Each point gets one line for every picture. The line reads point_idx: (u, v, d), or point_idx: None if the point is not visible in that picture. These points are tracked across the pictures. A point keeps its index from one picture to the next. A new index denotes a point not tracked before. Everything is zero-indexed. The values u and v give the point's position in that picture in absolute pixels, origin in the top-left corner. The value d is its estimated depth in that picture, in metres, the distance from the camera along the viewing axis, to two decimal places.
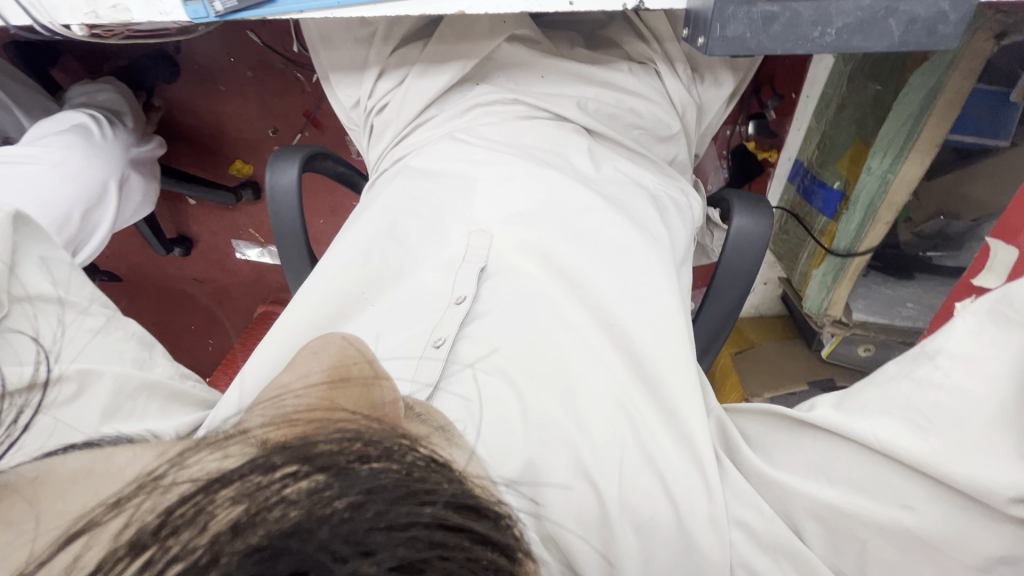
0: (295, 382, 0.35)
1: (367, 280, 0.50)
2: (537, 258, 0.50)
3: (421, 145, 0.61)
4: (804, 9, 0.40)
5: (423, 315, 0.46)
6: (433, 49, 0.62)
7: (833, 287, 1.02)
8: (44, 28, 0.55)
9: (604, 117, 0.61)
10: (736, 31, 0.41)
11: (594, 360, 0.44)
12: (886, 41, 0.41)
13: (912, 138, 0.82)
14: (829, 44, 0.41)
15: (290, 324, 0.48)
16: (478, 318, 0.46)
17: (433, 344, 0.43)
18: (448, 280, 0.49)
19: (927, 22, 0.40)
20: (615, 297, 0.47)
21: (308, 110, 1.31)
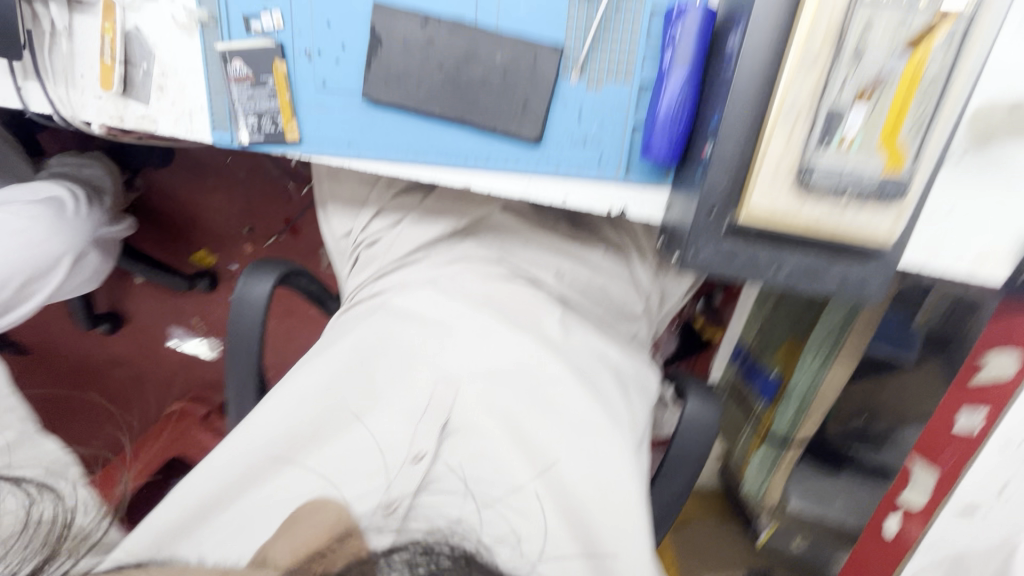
0: (279, 550, 0.48)
1: (325, 423, 0.51)
2: (502, 422, 0.50)
3: (403, 285, 0.61)
4: (762, 254, 0.47)
5: (377, 468, 0.49)
6: (432, 202, 0.69)
7: (769, 475, 1.09)
8: (63, 121, 0.57)
9: (578, 290, 0.66)
10: (707, 257, 0.48)
11: (552, 558, 0.47)
12: (828, 289, 0.48)
13: (838, 348, 0.93)
14: (780, 282, 0.48)
15: (250, 462, 0.50)
16: (434, 482, 0.49)
17: (384, 512, 0.48)
18: (406, 431, 0.50)
19: (857, 281, 0.48)
20: (577, 480, 0.49)
21: (289, 217, 1.34)
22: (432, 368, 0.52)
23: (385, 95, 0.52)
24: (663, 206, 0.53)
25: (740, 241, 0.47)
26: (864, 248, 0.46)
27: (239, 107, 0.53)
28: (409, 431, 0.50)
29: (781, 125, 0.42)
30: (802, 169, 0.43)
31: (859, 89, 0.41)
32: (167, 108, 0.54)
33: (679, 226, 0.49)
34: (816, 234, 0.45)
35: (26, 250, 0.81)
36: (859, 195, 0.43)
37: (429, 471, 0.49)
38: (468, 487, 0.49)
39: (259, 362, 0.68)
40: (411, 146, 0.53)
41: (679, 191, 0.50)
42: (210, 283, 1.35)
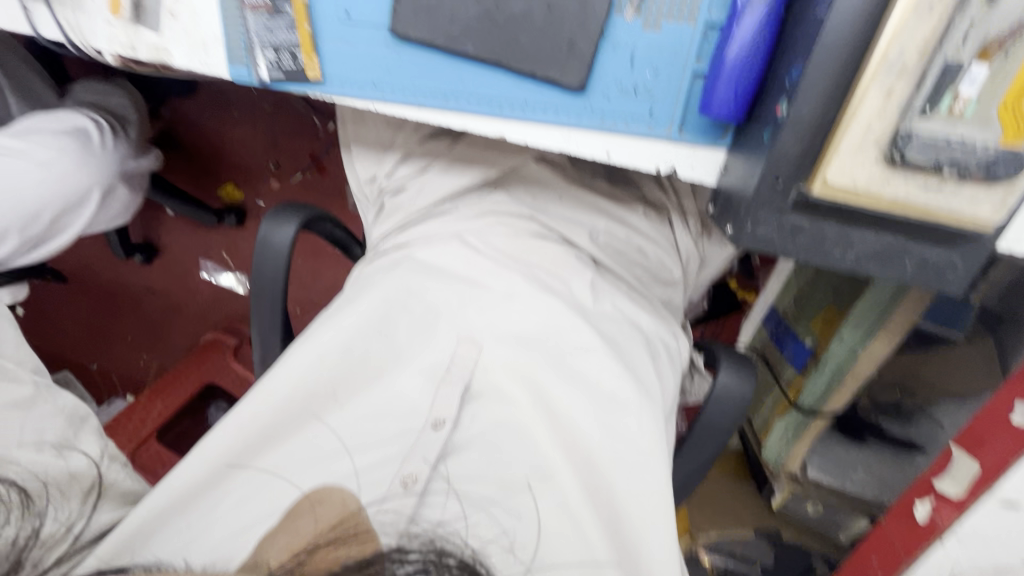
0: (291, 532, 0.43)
1: (342, 381, 0.47)
2: (527, 387, 0.48)
3: (428, 238, 0.58)
4: (830, 230, 0.42)
5: (397, 435, 0.46)
6: (460, 150, 0.64)
7: (793, 442, 1.06)
8: (74, 48, 0.54)
9: (612, 252, 0.62)
10: (764, 232, 0.43)
11: (573, 537, 0.44)
12: (898, 275, 0.43)
13: (881, 323, 0.87)
14: (846, 264, 0.43)
15: (259, 419, 0.46)
16: (455, 452, 0.46)
17: (401, 485, 0.43)
18: (428, 394, 0.47)
19: (938, 267, 0.42)
20: (603, 455, 0.46)
21: (315, 154, 1.31)
22: (457, 326, 0.50)
23: (414, 30, 0.47)
24: (718, 169, 0.48)
25: (805, 215, 0.42)
26: (952, 230, 0.40)
27: (256, 39, 0.49)
28: (432, 394, 0.47)
29: (881, 80, 0.35)
30: (898, 136, 0.37)
31: (988, 41, 0.34)
32: (180, 37, 0.50)
33: (736, 192, 0.45)
34: (898, 211, 0.40)
35: (55, 183, 0.81)
36: (960, 172, 0.37)
37: (448, 438, 0.45)
38: (489, 457, 0.45)
39: (284, 308, 0.67)
40: (441, 89, 0.48)
41: (738, 154, 0.45)
42: (236, 219, 1.34)
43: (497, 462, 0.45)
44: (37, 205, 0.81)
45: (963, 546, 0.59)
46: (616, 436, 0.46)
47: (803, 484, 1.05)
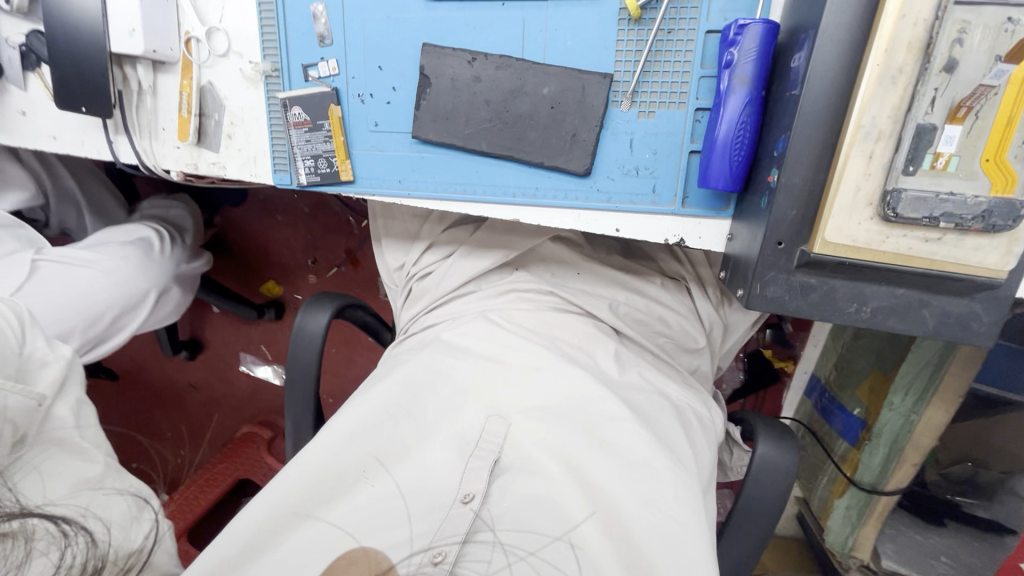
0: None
1: (370, 456, 0.47)
2: (560, 459, 0.46)
3: (455, 319, 0.61)
4: (840, 288, 0.43)
5: (427, 511, 0.44)
6: (481, 235, 0.68)
7: (857, 525, 0.96)
8: (147, 169, 0.62)
9: (633, 323, 0.63)
10: (775, 293, 0.44)
11: None
12: (921, 328, 0.43)
13: (934, 385, 0.82)
14: (864, 320, 0.44)
15: (285, 496, 0.45)
16: (486, 527, 0.43)
17: (431, 561, 0.41)
18: (457, 468, 0.46)
19: (960, 319, 0.42)
20: (645, 529, 0.43)
21: (350, 249, 1.40)
22: (485, 400, 0.51)
23: (434, 133, 0.52)
24: (725, 237, 0.50)
25: (813, 275, 0.43)
26: (966, 281, 0.40)
27: (298, 151, 0.56)
28: (459, 468, 0.46)
29: (859, 146, 0.38)
30: (887, 195, 0.38)
31: (955, 105, 0.36)
32: (235, 154, 0.58)
33: (743, 257, 0.46)
34: (905, 264, 0.40)
35: (119, 286, 0.90)
36: (957, 224, 0.38)
37: (478, 514, 0.43)
38: (521, 533, 0.43)
39: (316, 392, 0.69)
40: (460, 182, 0.53)
41: (740, 221, 0.47)
42: (276, 313, 1.45)
43: (530, 538, 0.43)
44: (99, 309, 0.88)
45: None
46: (655, 508, 0.44)
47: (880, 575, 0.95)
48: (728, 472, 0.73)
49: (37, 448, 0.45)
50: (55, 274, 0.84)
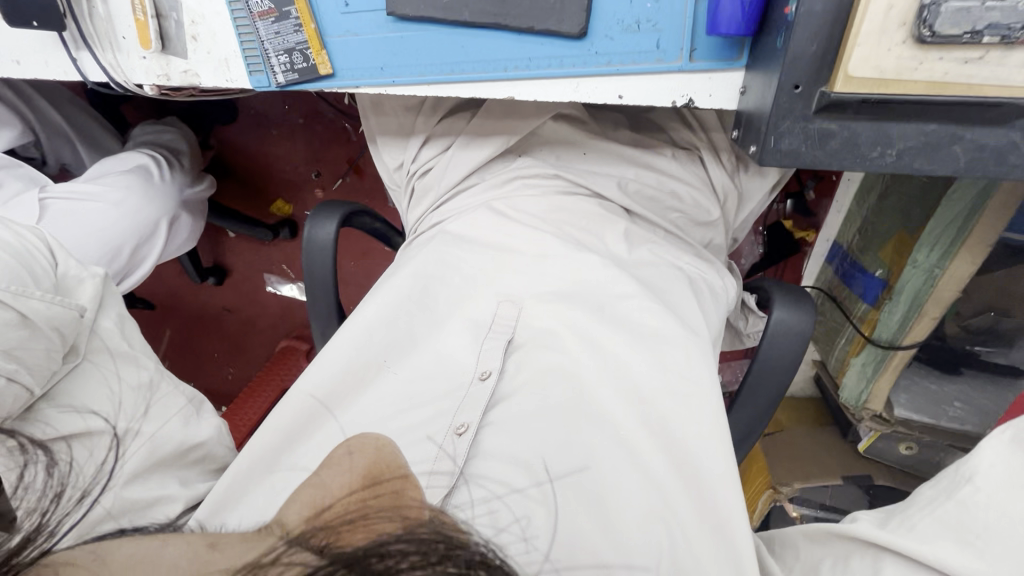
0: (334, 485, 0.39)
1: (390, 347, 0.49)
2: (575, 333, 0.48)
3: (459, 212, 0.62)
4: (864, 130, 0.39)
5: (447, 391, 0.46)
6: (479, 123, 0.65)
7: (874, 378, 0.98)
8: (119, 87, 0.59)
9: (643, 199, 0.61)
10: (790, 144, 0.41)
11: (629, 466, 0.42)
12: (952, 166, 0.40)
13: (961, 237, 0.80)
14: (888, 164, 0.40)
15: (314, 390, 0.48)
16: (502, 400, 0.45)
17: (455, 432, 0.43)
18: (473, 350, 0.48)
19: (996, 151, 0.39)
20: (655, 389, 0.45)
21: (351, 158, 1.36)
22: (497, 288, 0.52)
23: (410, 7, 0.47)
24: (739, 90, 0.46)
25: (835, 116, 0.39)
26: (1004, 105, 0.37)
27: (269, 47, 0.52)
28: (476, 350, 0.48)
29: None
30: (923, 9, 0.34)
31: None
32: (204, 58, 0.54)
33: (756, 112, 0.42)
34: (937, 93, 0.37)
35: (131, 217, 0.90)
36: (1003, 36, 0.34)
37: (496, 387, 0.46)
38: (537, 402, 0.44)
39: (338, 300, 0.72)
40: (445, 61, 0.49)
41: (754, 71, 0.43)
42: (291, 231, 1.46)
43: (546, 405, 0.44)
44: (119, 241, 0.89)
45: None
46: (666, 370, 0.46)
47: (894, 425, 0.99)
48: (743, 337, 0.75)
49: (90, 357, 0.50)
50: (66, 211, 0.85)
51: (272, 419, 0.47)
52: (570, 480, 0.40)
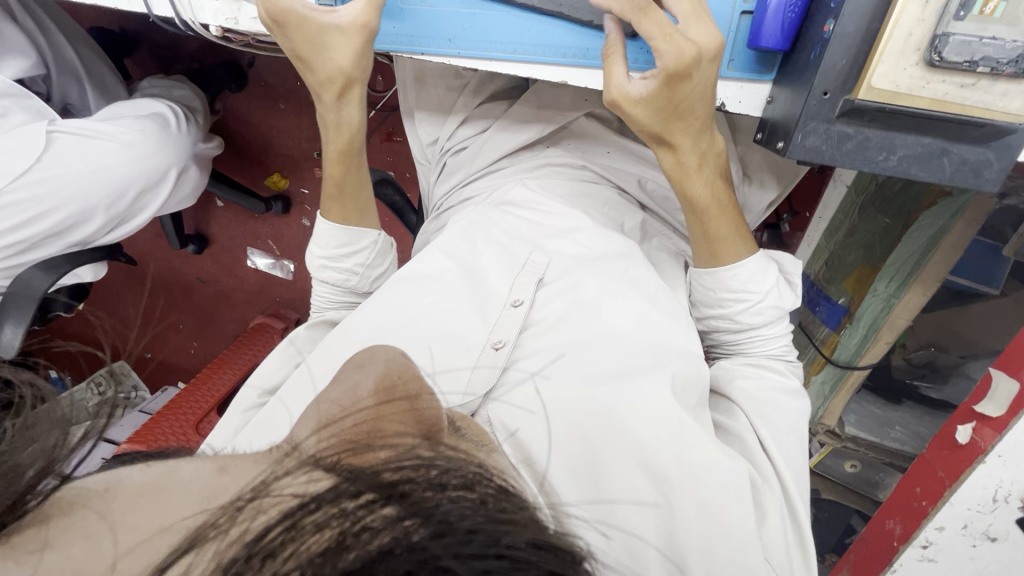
0: (342, 399, 0.33)
1: (433, 277, 0.54)
2: (601, 283, 0.53)
3: (494, 188, 0.68)
4: (874, 137, 0.48)
5: (481, 314, 0.52)
6: (517, 110, 0.70)
7: (830, 395, 1.08)
8: (182, 23, 0.60)
9: (659, 198, 0.68)
10: (814, 142, 0.48)
11: (654, 388, 0.46)
12: (938, 175, 0.49)
13: (920, 265, 0.89)
14: (890, 167, 0.49)
15: (360, 317, 0.53)
16: (532, 326, 0.52)
17: (493, 346, 0.50)
18: (507, 282, 0.54)
19: (974, 166, 0.48)
20: (671, 334, 0.51)
21: None
22: (531, 243, 0.58)
23: None
24: (764, 100, 0.54)
25: (852, 121, 0.47)
26: (987, 126, 0.45)
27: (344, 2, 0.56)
28: (509, 280, 0.54)
29: None
30: (934, 39, 0.41)
31: None
32: None
33: (782, 118, 0.50)
34: (937, 110, 0.45)
35: (142, 160, 0.90)
36: (992, 68, 0.42)
37: (527, 314, 0.52)
38: (566, 335, 0.50)
39: None
40: (510, 40, 0.55)
41: (783, 85, 0.51)
42: (283, 207, 1.45)
43: (571, 338, 0.50)
44: (123, 183, 0.89)
45: (1005, 467, 0.62)
46: (675, 320, 0.53)
47: (843, 440, 1.08)
48: None
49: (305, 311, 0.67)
50: (72, 145, 0.84)
51: (323, 341, 0.53)
52: (585, 398, 0.46)
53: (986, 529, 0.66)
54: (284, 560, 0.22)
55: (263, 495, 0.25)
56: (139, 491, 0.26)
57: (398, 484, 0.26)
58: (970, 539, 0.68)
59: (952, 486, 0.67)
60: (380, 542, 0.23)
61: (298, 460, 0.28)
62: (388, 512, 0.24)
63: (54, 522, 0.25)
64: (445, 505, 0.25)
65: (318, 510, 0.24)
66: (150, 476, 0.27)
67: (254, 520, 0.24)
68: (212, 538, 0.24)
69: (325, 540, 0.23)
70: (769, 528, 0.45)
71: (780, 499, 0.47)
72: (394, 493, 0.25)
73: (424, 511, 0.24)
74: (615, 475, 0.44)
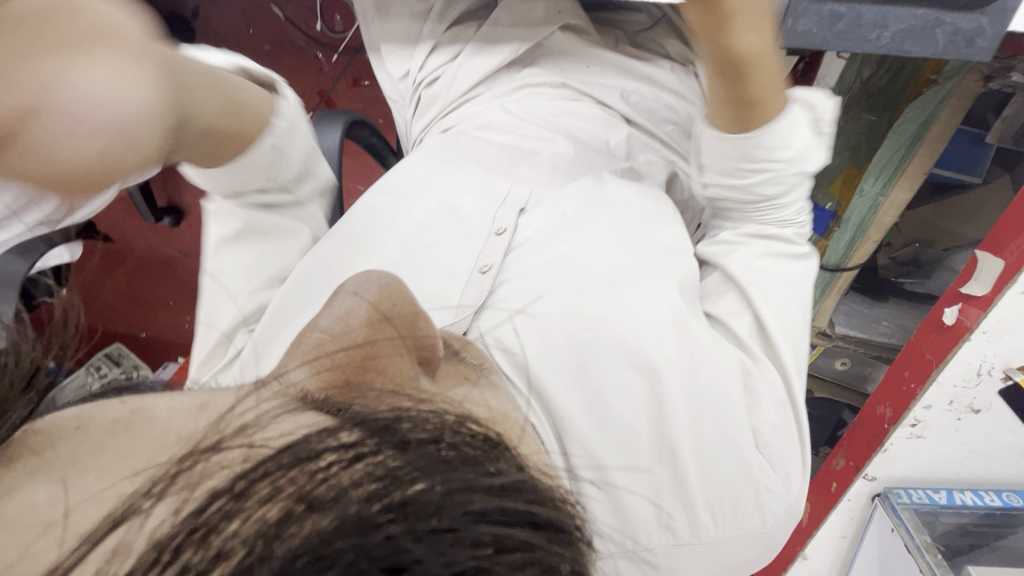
0: (335, 326, 0.31)
1: (401, 213, 0.56)
2: (578, 202, 0.55)
3: (472, 116, 0.68)
4: (867, 13, 0.47)
5: (471, 240, 0.53)
6: (488, 31, 0.69)
7: (820, 298, 1.09)
8: None
9: (641, 110, 0.68)
10: (805, 26, 0.48)
11: (638, 296, 0.48)
12: (931, 48, 0.48)
13: (904, 164, 0.90)
14: (883, 46, 0.48)
15: (333, 254, 0.54)
16: (517, 250, 0.53)
17: (479, 270, 0.51)
18: (488, 214, 0.55)
19: (967, 35, 0.47)
20: (662, 238, 0.53)
21: (322, 89, 1.27)
22: (508, 177, 0.59)
23: None
24: None
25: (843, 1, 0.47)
26: None
27: None
28: (492, 211, 0.55)
29: None
30: None
31: None
32: None
33: None
34: None
35: None
36: None
37: (511, 239, 0.53)
38: (551, 255, 0.52)
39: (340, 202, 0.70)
40: None
41: None
42: None
43: (556, 258, 0.51)
44: None
45: (989, 342, 0.66)
46: (666, 223, 0.55)
47: (833, 340, 1.09)
48: None
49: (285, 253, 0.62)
50: None
51: (307, 270, 0.53)
52: (572, 310, 0.48)
53: (971, 402, 0.71)
54: (229, 535, 0.21)
55: (220, 448, 0.23)
56: (110, 433, 0.24)
57: (391, 428, 0.26)
58: (954, 413, 0.73)
59: (937, 368, 0.70)
60: (328, 521, 0.22)
61: (240, 418, 0.25)
62: (357, 470, 0.24)
63: (15, 466, 0.23)
64: (416, 462, 0.25)
65: (270, 477, 0.22)
66: (125, 413, 0.26)
67: (196, 488, 0.22)
68: (151, 507, 0.21)
69: (273, 513, 0.21)
70: (761, 411, 0.49)
71: (778, 393, 0.50)
72: (366, 449, 0.24)
73: (390, 475, 0.24)
74: (607, 380, 0.46)
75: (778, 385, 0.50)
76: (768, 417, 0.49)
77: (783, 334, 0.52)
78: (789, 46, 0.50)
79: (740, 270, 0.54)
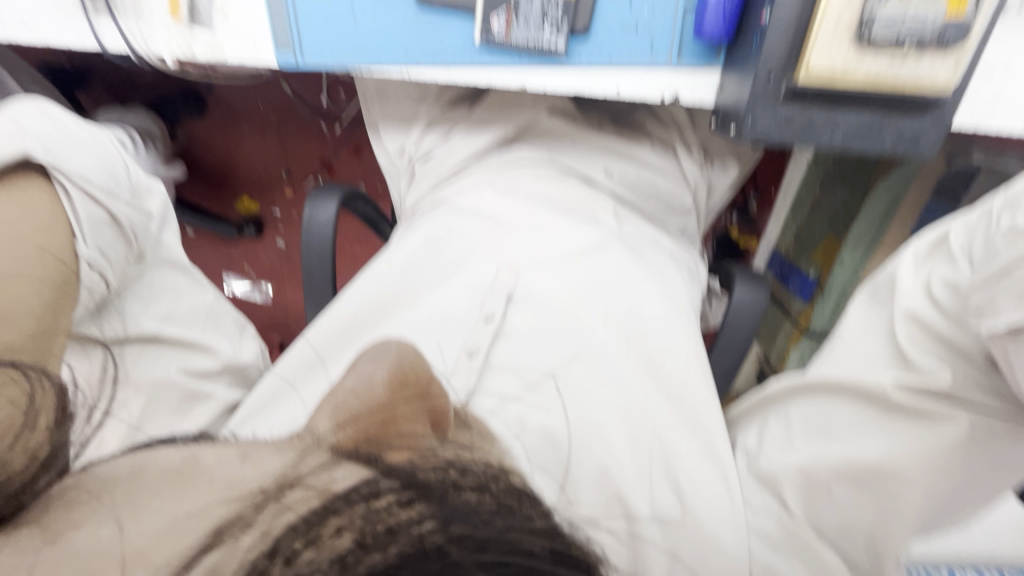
0: (359, 386, 0.45)
1: (396, 296, 0.57)
2: (566, 285, 0.57)
3: (460, 190, 0.70)
4: (819, 115, 0.52)
5: (455, 327, 0.52)
6: (480, 115, 0.74)
7: None
8: (136, 56, 0.70)
9: (627, 186, 0.71)
10: (764, 125, 0.52)
11: (615, 385, 0.50)
12: (881, 146, 0.53)
13: (880, 236, 0.94)
14: (837, 143, 0.53)
15: (323, 340, 0.54)
16: (505, 335, 0.52)
17: (467, 353, 0.49)
18: (472, 300, 0.55)
19: (911, 136, 0.52)
20: (648, 323, 0.55)
21: (324, 157, 1.35)
22: (498, 258, 0.59)
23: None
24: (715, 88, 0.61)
25: (796, 105, 0.51)
26: (919, 98, 0.50)
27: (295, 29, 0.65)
28: (478, 297, 0.55)
29: None
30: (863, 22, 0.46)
31: None
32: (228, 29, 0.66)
33: (733, 107, 0.55)
34: (873, 88, 0.49)
35: None
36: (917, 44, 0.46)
37: (499, 327, 0.53)
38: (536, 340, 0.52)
39: (333, 272, 0.72)
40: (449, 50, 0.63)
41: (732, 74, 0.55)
42: (256, 229, 1.39)
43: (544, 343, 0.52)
44: None
45: None
46: (649, 301, 0.57)
47: None
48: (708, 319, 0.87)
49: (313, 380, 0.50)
50: None
51: (298, 356, 0.53)
52: (557, 401, 0.47)
53: None
54: None
55: None
56: None
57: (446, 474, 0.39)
58: None
59: None
60: None
61: None
62: None
63: None
64: None
65: None
66: None
67: None
68: None
69: None
70: (782, 542, 0.46)
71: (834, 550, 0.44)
72: None
73: None
74: (588, 481, 0.44)
75: (821, 531, 0.45)
76: (784, 532, 0.46)
77: (885, 523, 0.42)
78: (750, 141, 0.54)
79: (848, 399, 0.46)
